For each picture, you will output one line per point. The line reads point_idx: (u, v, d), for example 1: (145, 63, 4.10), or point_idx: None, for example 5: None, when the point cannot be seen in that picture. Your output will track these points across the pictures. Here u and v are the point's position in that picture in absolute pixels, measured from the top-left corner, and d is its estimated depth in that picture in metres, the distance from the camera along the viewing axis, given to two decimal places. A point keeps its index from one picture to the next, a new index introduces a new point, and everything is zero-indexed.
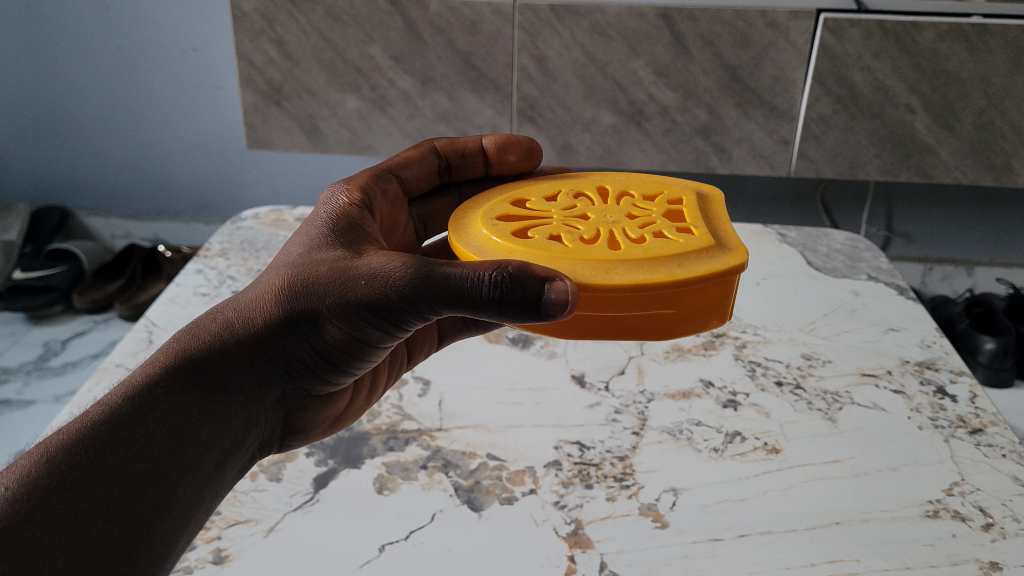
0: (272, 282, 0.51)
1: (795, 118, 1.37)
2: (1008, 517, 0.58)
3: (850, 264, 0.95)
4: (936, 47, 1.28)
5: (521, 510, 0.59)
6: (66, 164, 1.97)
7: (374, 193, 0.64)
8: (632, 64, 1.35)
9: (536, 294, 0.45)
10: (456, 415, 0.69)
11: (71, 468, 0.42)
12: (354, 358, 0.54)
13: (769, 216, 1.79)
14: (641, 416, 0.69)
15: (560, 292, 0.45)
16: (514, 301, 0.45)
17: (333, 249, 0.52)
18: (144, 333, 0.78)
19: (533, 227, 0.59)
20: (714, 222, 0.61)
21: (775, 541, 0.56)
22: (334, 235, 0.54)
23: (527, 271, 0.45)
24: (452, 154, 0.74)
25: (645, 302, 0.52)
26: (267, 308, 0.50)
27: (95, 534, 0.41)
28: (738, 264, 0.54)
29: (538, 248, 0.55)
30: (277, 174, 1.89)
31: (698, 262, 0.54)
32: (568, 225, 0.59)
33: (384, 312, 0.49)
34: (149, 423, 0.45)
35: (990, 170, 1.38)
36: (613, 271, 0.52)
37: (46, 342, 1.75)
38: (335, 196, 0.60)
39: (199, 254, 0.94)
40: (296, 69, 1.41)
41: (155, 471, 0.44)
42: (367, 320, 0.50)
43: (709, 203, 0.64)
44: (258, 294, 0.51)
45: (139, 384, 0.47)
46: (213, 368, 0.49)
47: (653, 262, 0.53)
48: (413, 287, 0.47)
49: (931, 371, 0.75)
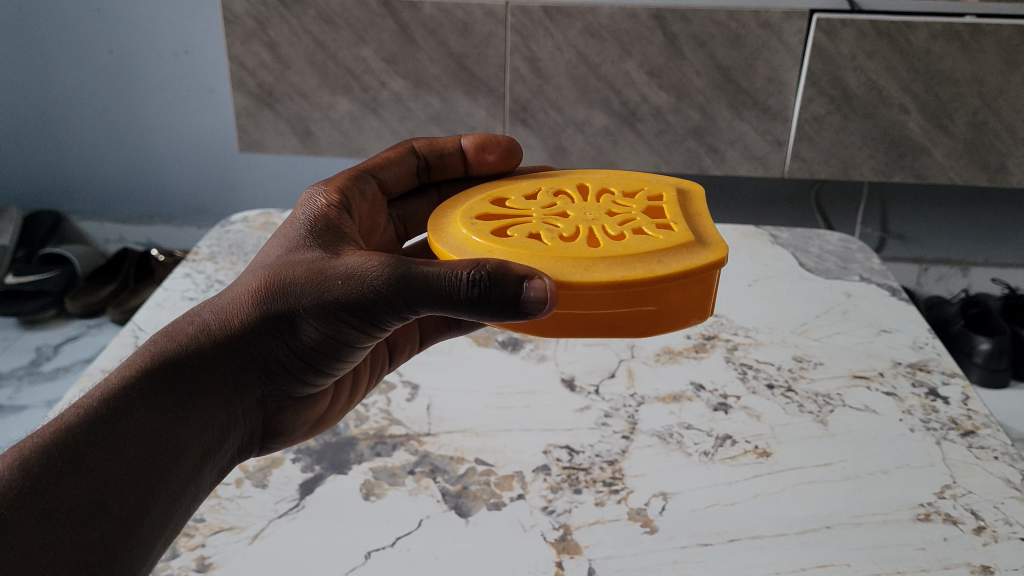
0: (250, 284, 0.51)
1: (788, 119, 1.37)
2: (999, 520, 0.58)
3: (843, 265, 0.95)
4: (929, 46, 1.28)
5: (508, 515, 0.58)
6: (59, 167, 1.96)
7: (352, 194, 0.64)
8: (625, 65, 1.35)
9: (514, 293, 0.45)
10: (442, 419, 0.68)
11: (46, 471, 0.41)
12: (334, 358, 0.54)
13: (763, 217, 1.79)
14: (632, 420, 0.68)
15: (539, 290, 0.45)
16: (492, 300, 0.45)
17: (310, 250, 0.52)
18: (130, 337, 0.78)
19: (512, 226, 0.59)
20: (695, 218, 0.60)
21: (765, 545, 0.56)
22: (312, 236, 0.54)
23: (506, 270, 0.45)
24: (430, 154, 0.73)
25: (624, 300, 0.52)
26: (243, 310, 0.50)
27: (68, 539, 0.40)
28: (718, 259, 0.54)
29: (517, 247, 0.55)
30: (271, 177, 1.88)
31: (678, 258, 0.54)
32: (547, 223, 0.59)
33: (362, 312, 0.49)
34: (124, 424, 0.45)
35: (984, 170, 1.37)
36: (593, 269, 0.52)
37: (39, 346, 1.74)
38: (314, 198, 0.60)
39: (187, 258, 0.94)
40: (288, 72, 1.40)
41: (130, 474, 0.44)
42: (345, 320, 0.50)
43: (690, 200, 0.64)
44: (235, 295, 0.50)
45: (115, 386, 0.46)
46: (190, 369, 0.49)
47: (634, 260, 0.53)
48: (391, 287, 0.47)
49: (923, 372, 0.75)
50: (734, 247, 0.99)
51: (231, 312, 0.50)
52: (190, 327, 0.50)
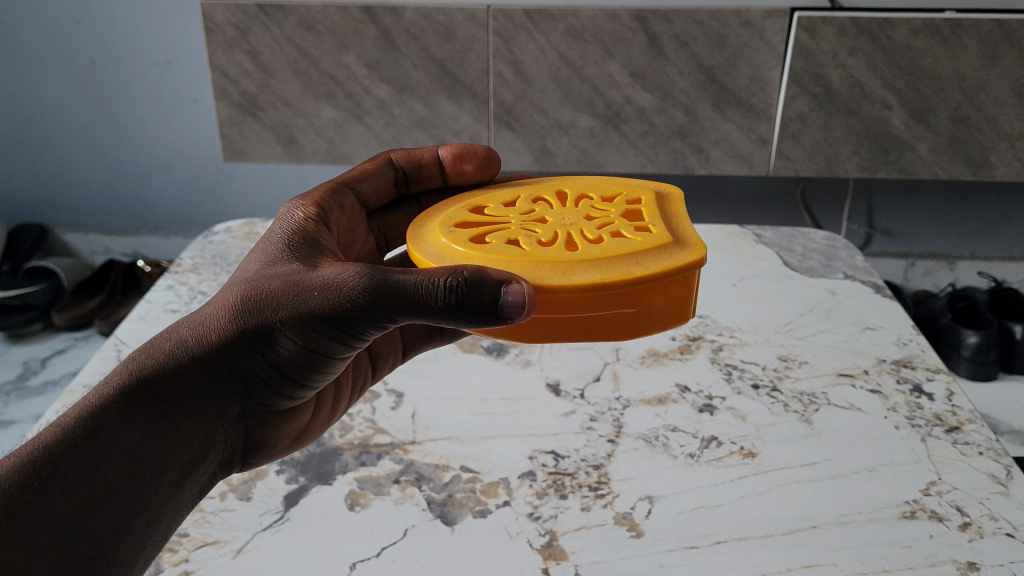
0: (227, 298, 0.50)
1: (772, 117, 1.37)
2: (985, 516, 0.58)
3: (827, 263, 0.95)
4: (910, 42, 1.28)
5: (494, 523, 0.58)
6: (43, 178, 1.95)
7: (330, 207, 0.64)
8: (607, 67, 1.35)
9: (491, 298, 0.45)
10: (427, 428, 0.68)
11: (23, 491, 0.41)
12: (318, 372, 0.54)
13: (749, 215, 1.79)
14: (617, 424, 0.68)
15: (516, 294, 0.45)
16: (470, 306, 0.45)
17: (288, 263, 0.52)
18: (112, 351, 0.77)
19: (494, 233, 0.59)
20: (672, 219, 0.61)
21: (751, 547, 0.56)
22: (290, 250, 0.54)
23: (482, 275, 0.45)
24: (408, 165, 0.73)
25: (603, 302, 0.52)
26: (221, 325, 0.50)
27: (46, 556, 0.40)
28: (698, 259, 0.54)
29: (496, 253, 0.55)
30: (258, 186, 1.87)
31: (655, 259, 0.53)
32: (528, 229, 0.59)
33: (339, 323, 0.48)
34: (103, 442, 0.44)
35: (968, 164, 1.38)
36: (571, 272, 0.52)
37: (26, 360, 1.73)
38: (292, 211, 0.60)
39: (170, 270, 0.93)
40: (271, 80, 1.39)
41: (108, 490, 0.44)
42: (323, 331, 0.49)
43: (669, 202, 0.64)
44: (212, 310, 0.50)
45: (94, 403, 0.46)
46: (168, 386, 0.48)
47: (612, 262, 0.53)
48: (367, 297, 0.47)
49: (908, 369, 0.75)
50: (718, 247, 0.99)
51: (209, 327, 0.50)
52: (168, 344, 0.49)
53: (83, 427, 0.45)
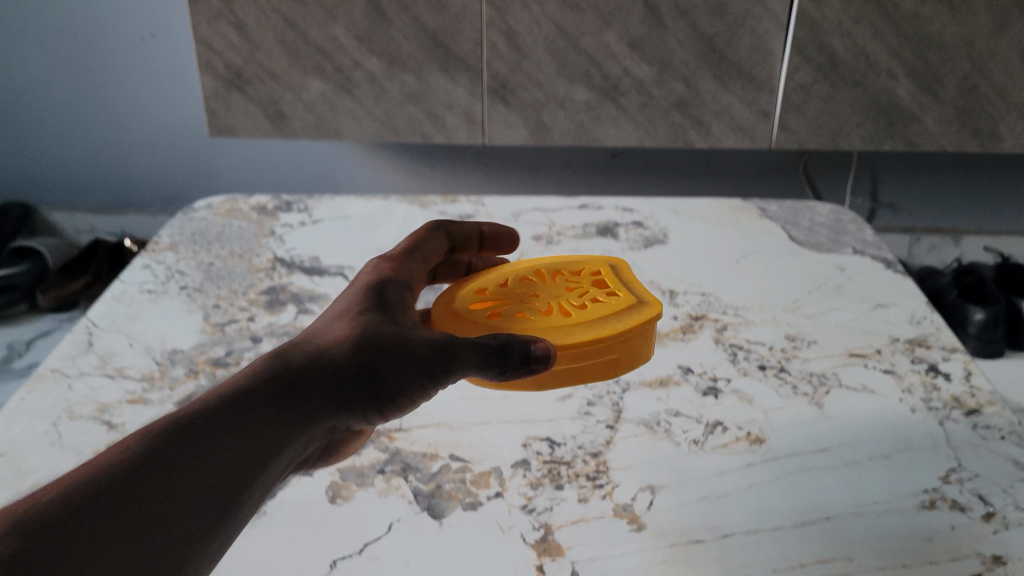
0: (315, 341, 0.47)
1: (774, 88, 1.32)
2: (1010, 505, 0.54)
3: (835, 237, 0.91)
4: (917, 10, 1.23)
5: (485, 516, 0.54)
6: (26, 154, 1.89)
7: (408, 266, 0.60)
8: (605, 37, 1.30)
9: (524, 352, 0.49)
10: (415, 414, 0.64)
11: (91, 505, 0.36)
12: (409, 399, 0.48)
13: (750, 189, 1.75)
14: (616, 408, 0.65)
15: (543, 348, 0.49)
16: (513, 363, 0.48)
17: (370, 314, 0.50)
18: (83, 334, 0.72)
19: (492, 308, 0.61)
20: (631, 284, 0.65)
21: (760, 541, 0.52)
22: (372, 303, 0.52)
23: (513, 338, 0.49)
24: (458, 235, 0.69)
25: (598, 354, 0.56)
26: (311, 359, 0.46)
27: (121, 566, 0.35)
28: (661, 311, 0.60)
29: (506, 328, 0.57)
30: (247, 163, 1.82)
31: (628, 315, 0.59)
32: (523, 302, 0.62)
33: (422, 369, 0.47)
34: (174, 462, 0.39)
35: (976, 136, 1.34)
36: (569, 332, 0.56)
37: (11, 342, 1.69)
38: (364, 270, 0.58)
39: (148, 248, 0.89)
40: (257, 53, 1.34)
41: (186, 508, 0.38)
42: (409, 374, 0.47)
43: (622, 271, 0.68)
44: (297, 350, 0.47)
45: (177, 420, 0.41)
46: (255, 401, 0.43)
47: (597, 322, 0.58)
48: (439, 350, 0.47)
49: (922, 348, 0.71)
50: (721, 222, 0.94)
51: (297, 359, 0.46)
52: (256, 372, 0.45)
53: (151, 448, 0.39)
